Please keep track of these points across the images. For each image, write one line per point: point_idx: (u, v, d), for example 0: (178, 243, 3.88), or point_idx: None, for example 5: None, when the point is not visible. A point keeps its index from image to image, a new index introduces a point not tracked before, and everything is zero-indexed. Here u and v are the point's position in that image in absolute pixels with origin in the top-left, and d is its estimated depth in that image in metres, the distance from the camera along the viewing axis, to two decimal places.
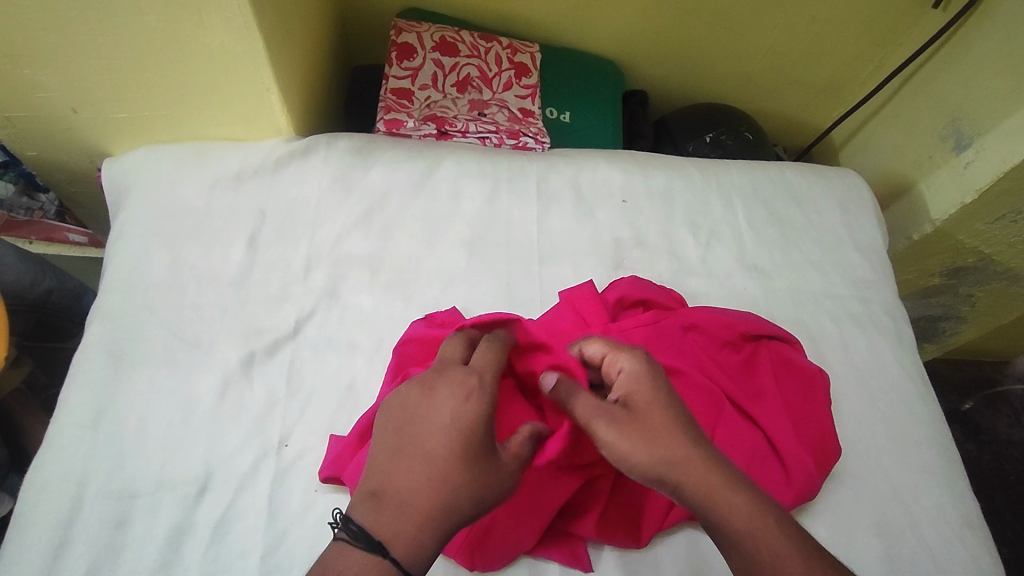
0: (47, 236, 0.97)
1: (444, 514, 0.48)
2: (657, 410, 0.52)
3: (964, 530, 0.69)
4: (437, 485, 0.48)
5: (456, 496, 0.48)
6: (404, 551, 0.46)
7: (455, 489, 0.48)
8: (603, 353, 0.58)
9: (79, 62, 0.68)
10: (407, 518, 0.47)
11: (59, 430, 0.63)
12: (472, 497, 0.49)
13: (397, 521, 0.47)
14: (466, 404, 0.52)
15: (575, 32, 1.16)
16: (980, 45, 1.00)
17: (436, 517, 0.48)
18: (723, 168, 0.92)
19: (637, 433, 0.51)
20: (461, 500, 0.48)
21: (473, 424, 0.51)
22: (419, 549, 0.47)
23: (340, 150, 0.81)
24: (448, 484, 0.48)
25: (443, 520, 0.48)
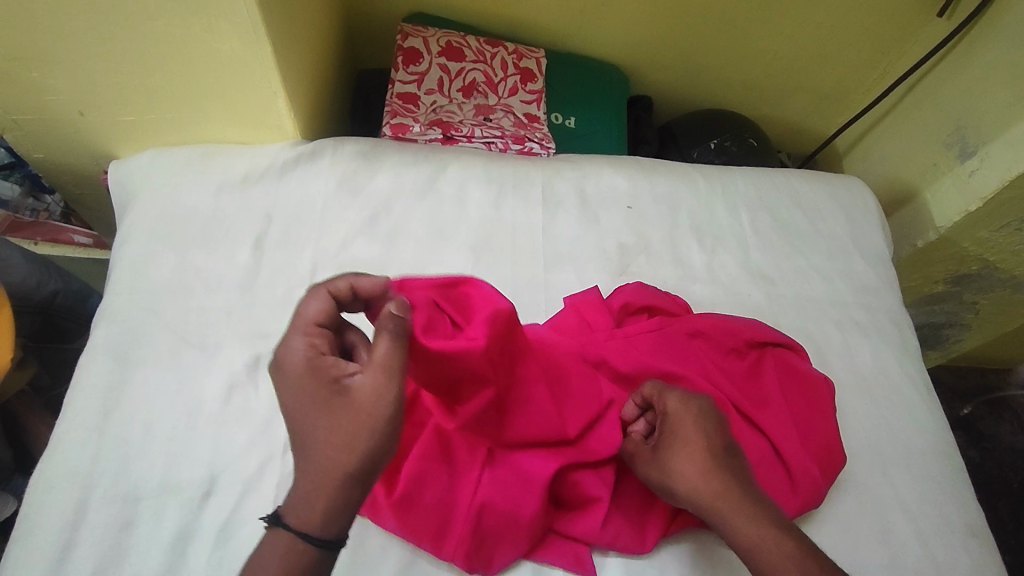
0: (53, 236, 0.99)
1: (328, 478, 0.45)
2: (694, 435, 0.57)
3: (969, 538, 0.69)
4: (308, 454, 0.46)
5: (326, 459, 0.45)
6: (302, 520, 0.45)
7: (322, 448, 0.46)
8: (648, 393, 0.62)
9: (86, 65, 0.68)
10: (307, 494, 0.45)
11: (65, 432, 0.63)
12: (345, 453, 0.45)
13: (300, 501, 0.45)
14: (286, 359, 0.48)
15: (580, 38, 1.16)
16: (984, 54, 1.00)
17: (320, 482, 0.45)
18: (729, 175, 0.92)
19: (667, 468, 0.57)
20: (330, 458, 0.45)
21: (302, 377, 0.47)
22: (318, 514, 0.45)
23: (346, 154, 0.81)
24: (311, 443, 0.46)
25: (330, 478, 0.45)
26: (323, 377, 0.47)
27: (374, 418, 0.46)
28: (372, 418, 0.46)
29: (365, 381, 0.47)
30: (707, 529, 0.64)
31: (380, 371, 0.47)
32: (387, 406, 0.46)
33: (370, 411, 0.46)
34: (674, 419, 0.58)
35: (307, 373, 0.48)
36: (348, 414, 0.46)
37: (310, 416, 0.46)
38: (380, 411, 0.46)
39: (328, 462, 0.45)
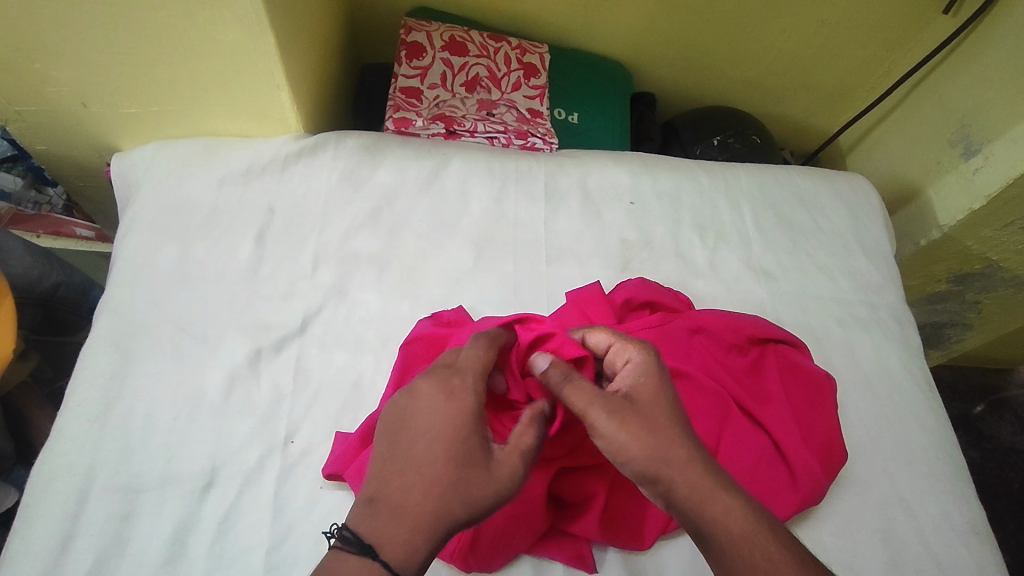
0: (55, 230, 0.98)
1: (442, 522, 0.47)
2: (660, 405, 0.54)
3: (971, 537, 0.68)
4: (430, 490, 0.48)
5: (453, 506, 0.48)
6: (398, 559, 0.45)
7: (451, 495, 0.48)
8: (609, 343, 0.60)
9: (89, 58, 0.68)
10: (411, 532, 0.47)
11: (66, 422, 0.63)
12: (469, 507, 0.48)
13: (397, 533, 0.47)
14: (454, 398, 0.52)
15: (584, 33, 1.16)
16: (990, 51, 0.99)
17: (433, 521, 0.47)
18: (731, 170, 0.92)
19: (641, 425, 0.52)
20: (450, 503, 0.48)
21: (459, 422, 0.51)
22: (415, 556, 0.46)
23: (349, 148, 0.81)
24: (445, 486, 0.48)
25: (437, 526, 0.47)
26: (478, 431, 0.52)
27: (504, 484, 0.50)
28: (505, 486, 0.50)
29: (513, 448, 0.51)
30: None
31: (525, 440, 0.52)
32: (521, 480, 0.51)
33: (506, 480, 0.50)
34: (647, 373, 0.56)
35: (475, 418, 0.52)
36: (488, 475, 0.49)
37: (453, 461, 0.49)
38: (512, 484, 0.50)
39: (451, 509, 0.48)
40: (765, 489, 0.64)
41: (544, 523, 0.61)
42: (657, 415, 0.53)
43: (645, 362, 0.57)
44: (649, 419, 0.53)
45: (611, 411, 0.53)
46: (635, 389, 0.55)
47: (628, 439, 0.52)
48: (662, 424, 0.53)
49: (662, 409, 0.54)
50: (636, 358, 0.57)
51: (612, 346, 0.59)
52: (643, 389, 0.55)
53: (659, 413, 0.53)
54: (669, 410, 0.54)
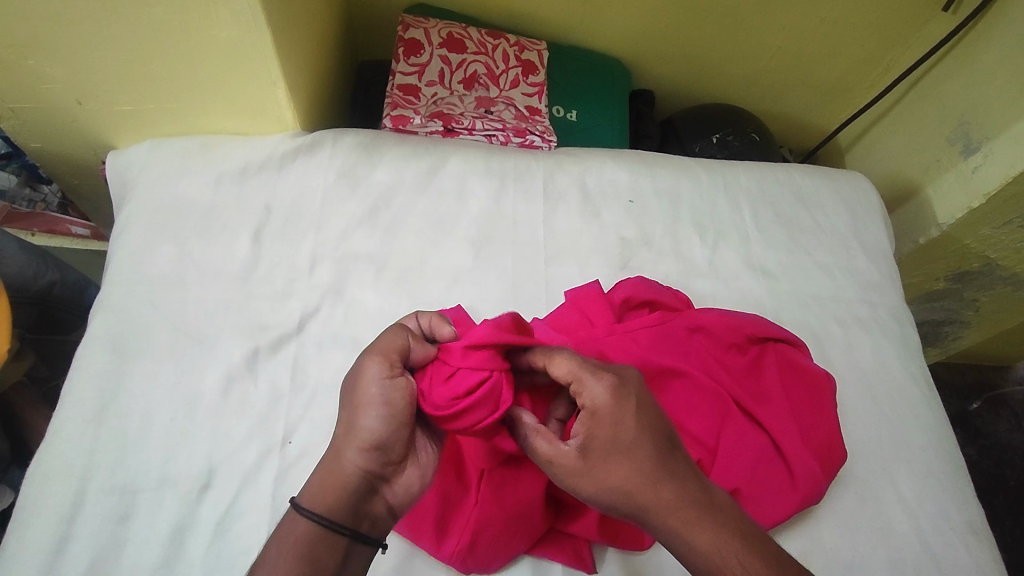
0: (50, 228, 0.97)
1: (335, 456, 0.49)
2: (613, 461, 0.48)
3: (969, 535, 0.69)
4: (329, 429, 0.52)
5: (339, 436, 0.49)
6: (307, 498, 0.49)
7: (338, 429, 0.50)
8: (569, 376, 0.51)
9: (84, 53, 0.67)
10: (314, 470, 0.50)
11: (62, 423, 0.63)
12: (347, 431, 0.49)
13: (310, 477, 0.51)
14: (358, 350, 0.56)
15: (582, 30, 1.15)
16: (991, 48, 0.99)
17: (328, 459, 0.49)
18: (731, 169, 0.91)
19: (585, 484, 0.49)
20: (336, 429, 0.50)
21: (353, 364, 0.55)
22: (319, 492, 0.48)
23: (346, 146, 0.80)
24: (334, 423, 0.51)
25: (329, 455, 0.49)
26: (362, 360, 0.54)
27: (366, 398, 0.48)
28: (366, 399, 0.48)
29: (361, 362, 0.50)
30: None
31: (377, 352, 0.50)
32: (379, 386, 0.49)
33: (368, 393, 0.49)
34: (603, 421, 0.48)
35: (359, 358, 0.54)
36: (351, 395, 0.50)
37: (344, 396, 0.52)
38: (373, 393, 0.48)
39: (338, 441, 0.49)
40: (763, 491, 0.64)
41: (544, 524, 0.61)
42: (608, 480, 0.48)
43: (605, 408, 0.49)
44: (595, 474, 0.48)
45: (564, 477, 0.50)
46: (588, 441, 0.49)
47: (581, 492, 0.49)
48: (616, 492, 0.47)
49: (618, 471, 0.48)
50: (592, 403, 0.49)
51: (572, 382, 0.50)
52: (598, 443, 0.48)
53: (614, 479, 0.48)
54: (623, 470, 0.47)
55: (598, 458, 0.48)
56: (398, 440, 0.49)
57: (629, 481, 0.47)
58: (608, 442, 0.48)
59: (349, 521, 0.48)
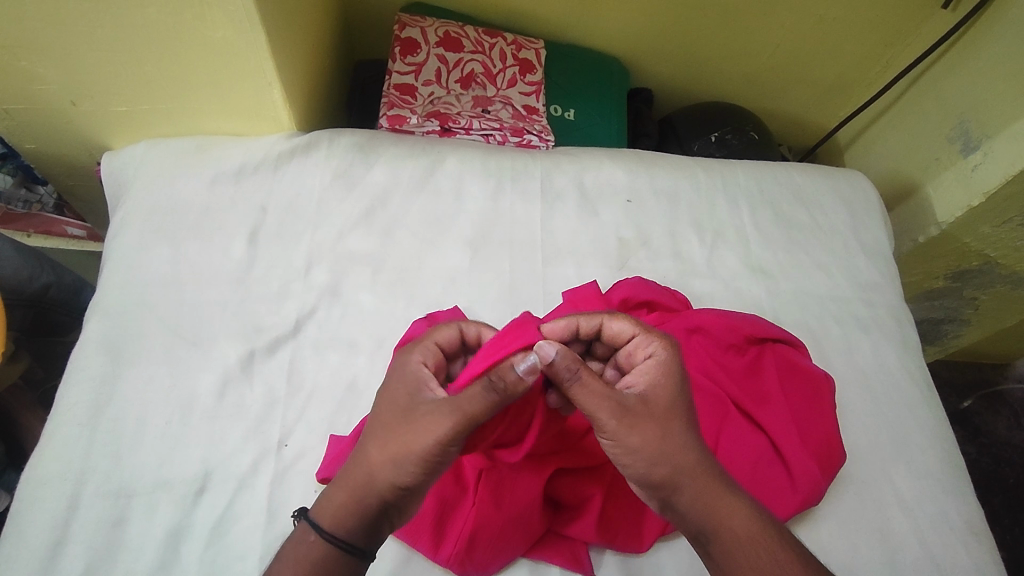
0: (46, 229, 0.97)
1: (363, 483, 0.50)
2: (675, 411, 0.52)
3: (969, 536, 0.68)
4: (361, 452, 0.51)
5: (372, 467, 0.50)
6: (325, 517, 0.50)
7: (373, 458, 0.50)
8: (633, 332, 0.56)
9: (77, 54, 0.67)
10: (339, 491, 0.50)
11: (57, 427, 0.62)
12: (385, 468, 0.49)
13: (330, 493, 0.51)
14: (404, 364, 0.55)
15: (580, 29, 1.15)
16: (991, 45, 0.98)
17: (357, 487, 0.50)
18: (730, 168, 0.91)
19: (651, 430, 0.50)
20: (376, 458, 0.50)
21: (400, 381, 0.54)
22: (339, 515, 0.49)
23: (342, 146, 0.80)
24: (367, 446, 0.50)
25: (361, 485, 0.50)
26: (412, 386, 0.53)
27: (421, 446, 0.48)
28: (420, 448, 0.48)
29: (431, 408, 0.49)
30: None
31: (448, 406, 0.49)
32: (436, 444, 0.48)
33: (421, 443, 0.48)
34: (666, 375, 0.53)
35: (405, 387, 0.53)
36: (403, 437, 0.49)
37: (385, 429, 0.51)
38: (425, 446, 0.48)
39: (370, 471, 0.50)
40: (763, 492, 0.64)
41: (543, 525, 0.60)
42: (643, 432, 0.50)
43: (667, 359, 0.54)
44: (661, 418, 0.51)
45: (620, 419, 0.50)
46: (651, 390, 0.52)
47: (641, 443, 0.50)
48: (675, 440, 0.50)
49: (660, 425, 0.51)
50: (658, 355, 0.54)
51: (634, 337, 0.56)
52: (655, 396, 0.52)
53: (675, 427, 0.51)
54: (663, 428, 0.50)
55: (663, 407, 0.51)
56: (430, 483, 0.51)
57: (675, 439, 0.51)
58: (670, 391, 0.52)
59: (362, 542, 0.50)
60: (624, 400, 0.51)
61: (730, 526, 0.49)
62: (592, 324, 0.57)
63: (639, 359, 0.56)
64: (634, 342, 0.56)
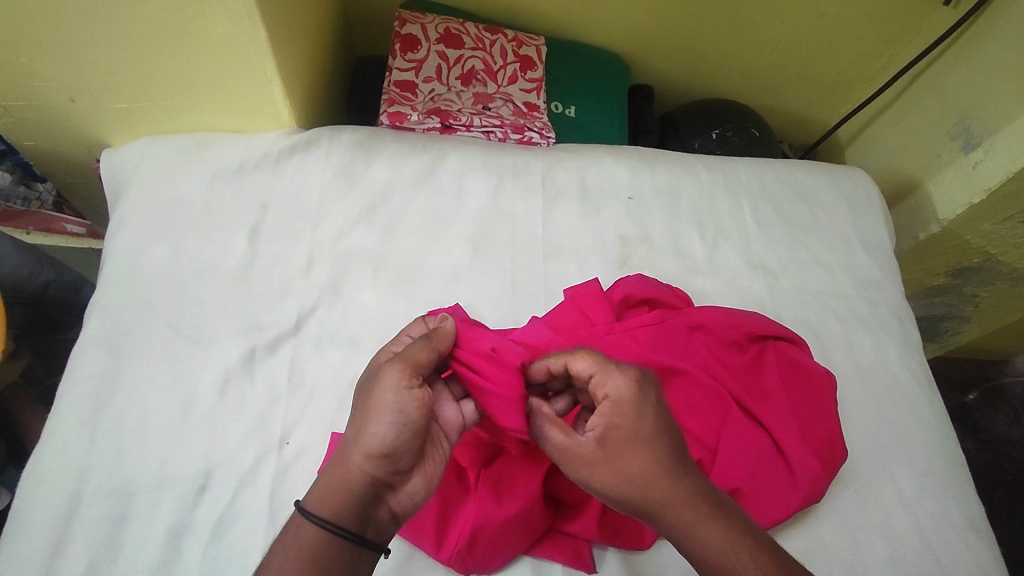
0: (45, 227, 0.96)
1: (347, 460, 0.49)
2: (632, 450, 0.51)
3: (969, 533, 0.68)
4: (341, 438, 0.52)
5: (350, 441, 0.50)
6: (314, 502, 0.49)
7: (348, 436, 0.51)
8: (590, 371, 0.54)
9: (77, 51, 0.66)
10: (322, 478, 0.50)
11: (58, 425, 0.62)
12: (361, 435, 0.50)
13: (316, 484, 0.50)
14: (375, 360, 0.57)
15: (581, 26, 1.14)
16: (992, 43, 0.98)
17: (337, 467, 0.50)
18: (731, 165, 0.91)
19: (607, 472, 0.51)
20: (350, 436, 0.51)
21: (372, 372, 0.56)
22: (326, 498, 0.49)
23: (343, 143, 0.80)
24: (345, 430, 0.51)
25: (342, 466, 0.50)
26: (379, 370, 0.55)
27: (384, 406, 0.50)
28: (382, 405, 0.50)
29: (380, 371, 0.52)
30: None
31: (398, 361, 0.52)
32: (394, 393, 0.50)
33: (385, 400, 0.50)
34: (621, 416, 0.52)
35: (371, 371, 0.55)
36: (368, 402, 0.51)
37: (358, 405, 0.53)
38: (390, 400, 0.50)
39: (349, 446, 0.50)
40: (765, 490, 0.64)
41: (544, 524, 0.61)
42: (602, 476, 0.51)
43: (624, 399, 0.52)
44: (620, 462, 0.51)
45: (579, 466, 0.52)
46: (607, 431, 0.52)
47: (602, 483, 0.51)
48: (635, 482, 0.50)
49: (617, 464, 0.51)
50: (614, 393, 0.53)
51: (592, 376, 0.54)
52: (614, 437, 0.52)
53: (632, 467, 0.50)
54: (619, 470, 0.51)
55: (619, 450, 0.51)
56: (408, 448, 0.50)
57: (644, 471, 0.50)
58: (626, 433, 0.51)
59: (357, 527, 0.48)
60: (583, 449, 0.52)
61: (711, 541, 0.48)
62: (559, 364, 0.56)
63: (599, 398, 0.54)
64: (592, 379, 0.54)
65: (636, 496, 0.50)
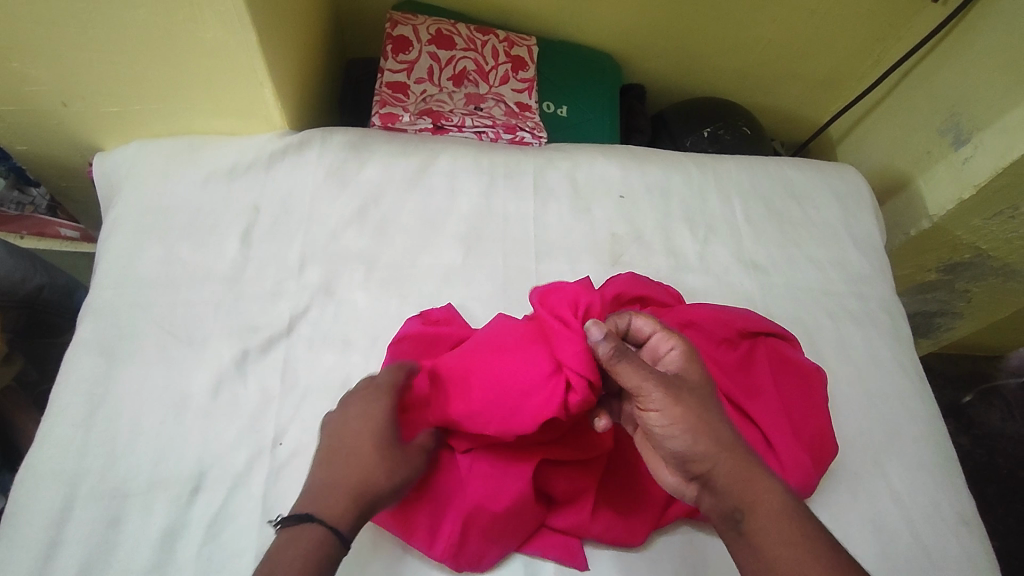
0: (39, 231, 0.95)
1: (358, 478, 0.53)
2: (705, 392, 0.55)
3: (960, 526, 0.69)
4: (354, 464, 0.54)
5: (358, 468, 0.54)
6: (321, 519, 0.51)
7: (344, 466, 0.54)
8: (652, 330, 0.58)
9: (69, 56, 0.67)
10: (333, 497, 0.52)
11: (50, 428, 0.62)
12: (361, 472, 0.54)
13: (322, 502, 0.52)
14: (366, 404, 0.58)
15: (572, 26, 1.15)
16: (980, 39, 0.99)
17: (349, 490, 0.53)
18: (721, 163, 0.91)
19: (690, 403, 0.53)
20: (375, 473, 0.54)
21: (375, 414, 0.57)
22: (339, 511, 0.52)
23: (334, 145, 0.80)
24: (365, 463, 0.54)
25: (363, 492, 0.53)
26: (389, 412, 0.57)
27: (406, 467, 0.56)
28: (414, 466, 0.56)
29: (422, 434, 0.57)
30: (698, 521, 0.65)
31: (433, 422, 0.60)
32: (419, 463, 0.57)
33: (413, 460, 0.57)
34: (691, 365, 0.56)
35: (367, 406, 0.57)
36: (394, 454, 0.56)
37: (343, 439, 0.56)
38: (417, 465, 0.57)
39: (359, 471, 0.54)
40: None
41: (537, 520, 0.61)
42: (686, 404, 0.52)
43: (691, 348, 0.57)
44: (698, 398, 0.53)
45: (670, 392, 0.52)
46: (682, 372, 0.55)
47: (685, 415, 0.52)
48: (715, 414, 0.53)
49: (690, 405, 0.52)
50: (681, 346, 0.57)
51: (655, 334, 0.57)
52: (689, 376, 0.55)
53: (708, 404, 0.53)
54: (701, 404, 0.53)
55: (697, 386, 0.55)
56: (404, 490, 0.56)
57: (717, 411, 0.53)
58: (698, 375, 0.56)
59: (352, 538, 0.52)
60: (669, 379, 0.53)
61: (766, 502, 0.50)
62: (621, 323, 0.59)
63: (661, 353, 0.57)
64: (653, 340, 0.58)
65: (710, 437, 0.52)
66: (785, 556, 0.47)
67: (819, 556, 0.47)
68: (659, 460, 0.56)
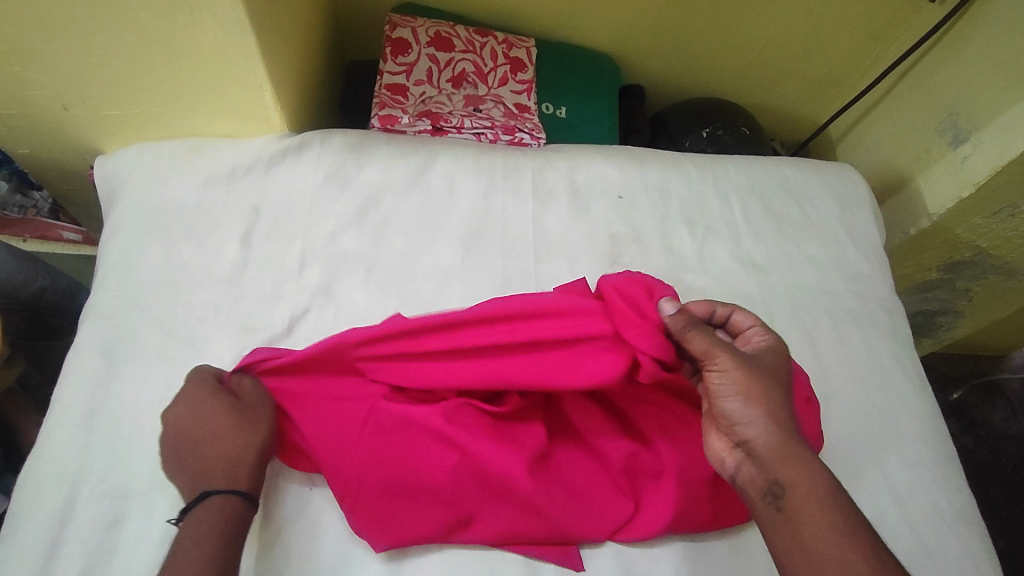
0: (41, 234, 0.96)
1: (224, 460, 0.57)
2: (780, 377, 0.57)
3: (960, 525, 0.69)
4: (212, 448, 0.58)
5: (202, 453, 0.58)
6: (212, 497, 0.55)
7: (209, 451, 0.58)
8: (749, 325, 0.62)
9: (69, 60, 0.67)
10: (211, 480, 0.56)
11: (52, 430, 0.63)
12: (218, 445, 0.58)
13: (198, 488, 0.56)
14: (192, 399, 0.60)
15: (571, 27, 1.15)
16: (977, 39, 0.99)
17: (221, 467, 0.57)
18: (719, 163, 0.91)
19: (757, 375, 0.55)
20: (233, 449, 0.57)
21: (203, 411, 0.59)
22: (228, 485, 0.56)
23: (334, 146, 0.80)
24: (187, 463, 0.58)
25: (236, 464, 0.57)
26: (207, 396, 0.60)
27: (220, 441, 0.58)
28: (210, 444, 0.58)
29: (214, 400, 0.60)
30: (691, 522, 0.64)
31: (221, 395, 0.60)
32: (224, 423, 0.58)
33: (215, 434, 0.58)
34: (777, 354, 0.59)
35: (205, 398, 0.60)
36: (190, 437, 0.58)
37: (194, 423, 0.59)
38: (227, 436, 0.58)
39: (205, 460, 0.57)
40: None
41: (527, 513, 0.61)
42: (755, 376, 0.55)
43: (779, 341, 0.60)
44: (769, 376, 0.56)
45: (741, 361, 0.56)
46: (762, 356, 0.58)
47: (752, 384, 0.55)
48: (785, 395, 0.55)
49: (759, 378, 0.55)
50: (767, 338, 0.60)
51: (752, 327, 0.61)
52: (768, 360, 0.58)
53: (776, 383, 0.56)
54: (771, 382, 0.55)
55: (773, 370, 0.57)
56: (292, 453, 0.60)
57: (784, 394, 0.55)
58: (778, 362, 0.58)
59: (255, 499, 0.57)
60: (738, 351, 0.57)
61: (810, 485, 0.50)
62: (723, 312, 0.63)
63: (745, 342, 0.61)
64: (744, 335, 0.62)
65: (768, 410, 0.54)
66: (831, 538, 0.48)
67: (860, 544, 0.48)
68: (709, 428, 0.58)
